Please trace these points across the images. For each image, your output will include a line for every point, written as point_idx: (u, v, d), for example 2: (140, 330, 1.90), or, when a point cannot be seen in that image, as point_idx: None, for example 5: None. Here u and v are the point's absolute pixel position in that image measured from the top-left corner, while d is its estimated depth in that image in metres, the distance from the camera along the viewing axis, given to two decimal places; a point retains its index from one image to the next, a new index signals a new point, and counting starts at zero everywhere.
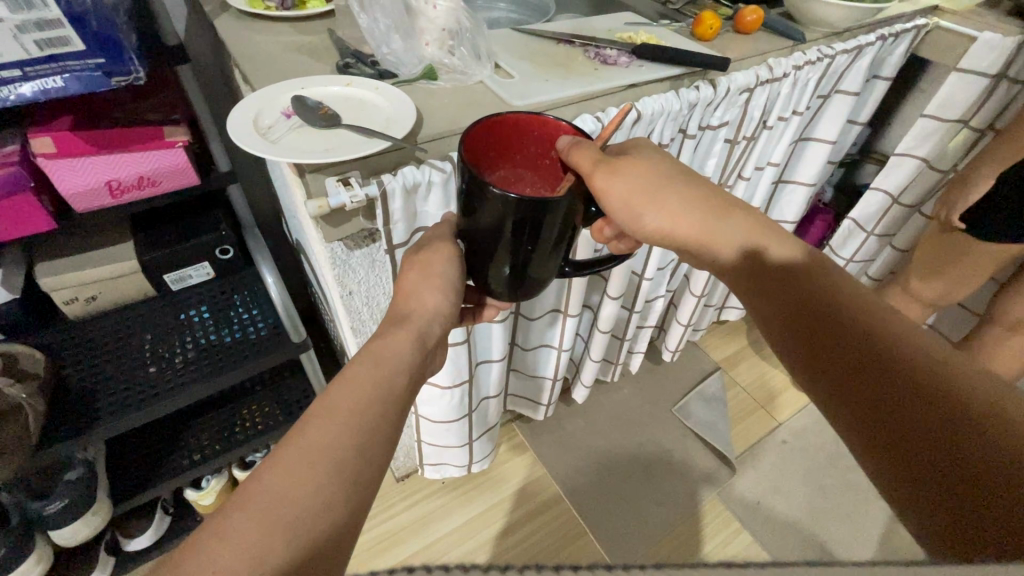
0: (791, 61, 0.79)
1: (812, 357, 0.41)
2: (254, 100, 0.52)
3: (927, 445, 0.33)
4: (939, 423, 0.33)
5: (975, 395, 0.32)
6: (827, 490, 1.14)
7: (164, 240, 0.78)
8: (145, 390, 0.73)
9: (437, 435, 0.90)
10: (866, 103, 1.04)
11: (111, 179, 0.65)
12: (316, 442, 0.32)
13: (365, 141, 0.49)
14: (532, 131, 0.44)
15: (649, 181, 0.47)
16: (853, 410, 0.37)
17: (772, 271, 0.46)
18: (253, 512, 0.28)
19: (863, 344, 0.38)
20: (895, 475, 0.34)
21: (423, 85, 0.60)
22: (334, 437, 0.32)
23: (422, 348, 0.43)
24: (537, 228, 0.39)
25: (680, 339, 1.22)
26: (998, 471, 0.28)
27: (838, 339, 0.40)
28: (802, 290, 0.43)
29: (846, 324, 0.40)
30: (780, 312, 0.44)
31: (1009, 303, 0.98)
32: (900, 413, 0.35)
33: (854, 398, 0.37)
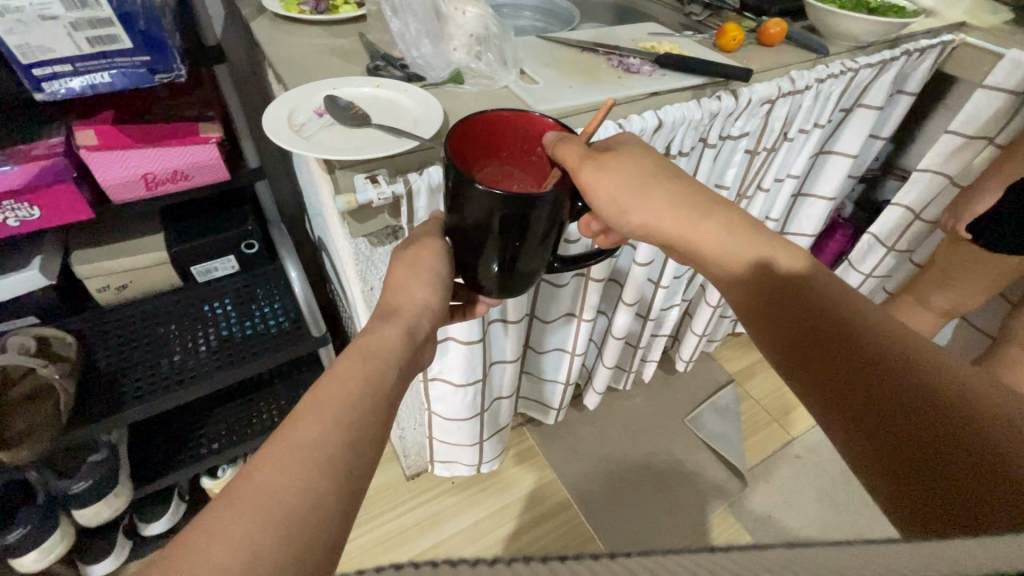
0: (814, 73, 0.79)
1: (809, 357, 0.41)
2: (290, 98, 0.54)
3: (935, 457, 0.33)
4: (945, 435, 0.32)
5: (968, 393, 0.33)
6: (840, 507, 1.12)
7: (194, 233, 0.80)
8: (170, 376, 0.76)
9: (448, 433, 0.91)
10: (890, 118, 1.03)
11: (147, 172, 0.68)
12: (317, 433, 0.33)
13: (393, 140, 0.50)
14: (518, 128, 0.45)
15: (637, 176, 0.47)
16: (856, 420, 0.37)
17: (775, 278, 0.45)
18: (247, 509, 0.28)
19: (860, 343, 0.39)
20: (898, 487, 0.34)
21: (450, 89, 0.61)
22: (329, 435, 0.33)
23: (410, 341, 0.43)
24: (523, 225, 0.40)
25: (694, 348, 1.21)
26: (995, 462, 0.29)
27: (833, 336, 0.40)
28: (806, 298, 0.43)
29: (842, 323, 0.40)
30: (783, 319, 0.43)
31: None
32: (906, 424, 0.34)
33: (858, 408, 0.37)
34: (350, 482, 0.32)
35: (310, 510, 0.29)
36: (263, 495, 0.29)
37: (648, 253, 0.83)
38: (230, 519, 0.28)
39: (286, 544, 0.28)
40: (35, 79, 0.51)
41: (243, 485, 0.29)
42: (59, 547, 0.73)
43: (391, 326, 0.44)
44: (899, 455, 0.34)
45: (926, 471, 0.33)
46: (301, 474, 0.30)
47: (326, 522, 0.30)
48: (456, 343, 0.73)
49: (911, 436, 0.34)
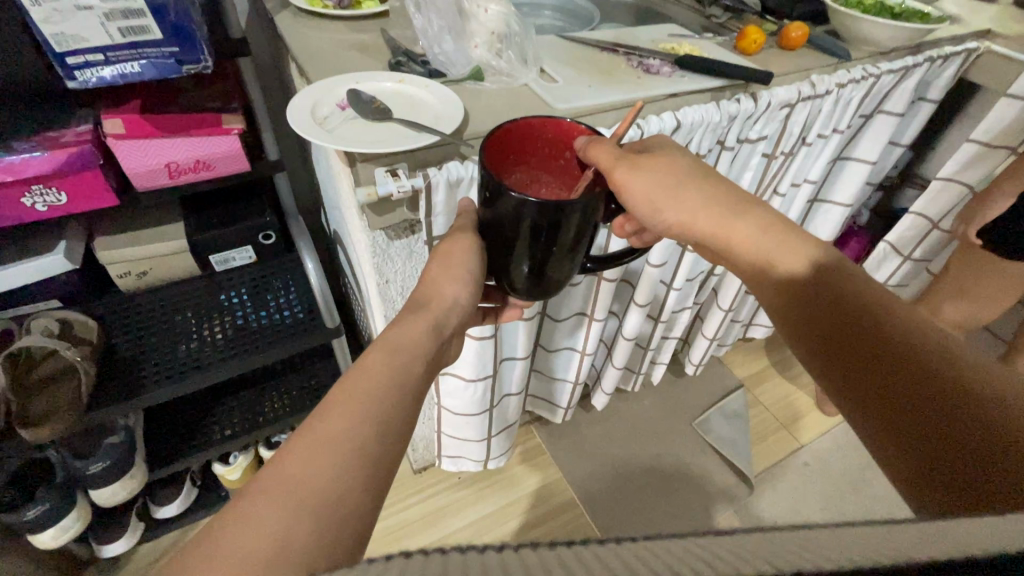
0: (835, 78, 0.78)
1: (830, 357, 0.42)
2: (313, 91, 0.55)
3: (960, 453, 0.32)
4: (968, 432, 0.32)
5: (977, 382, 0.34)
6: (848, 516, 1.11)
7: (213, 222, 0.82)
8: (187, 362, 0.77)
9: (457, 427, 0.91)
10: (910, 125, 1.02)
11: (170, 161, 0.69)
12: (339, 424, 0.33)
13: (414, 135, 0.51)
14: (548, 134, 0.45)
15: (669, 178, 0.48)
16: (880, 419, 0.37)
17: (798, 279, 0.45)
18: (275, 495, 0.28)
19: (875, 340, 0.39)
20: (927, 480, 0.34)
21: (470, 86, 0.62)
22: (354, 426, 0.33)
23: (437, 334, 0.44)
24: (554, 229, 0.40)
25: (704, 352, 1.21)
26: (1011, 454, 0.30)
27: (849, 337, 0.41)
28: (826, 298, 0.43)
29: (855, 321, 0.41)
30: (806, 321, 0.44)
31: None
32: (927, 421, 0.35)
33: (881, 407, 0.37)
34: (371, 472, 0.32)
35: (336, 498, 0.30)
36: (284, 485, 0.29)
37: (662, 254, 0.83)
38: (258, 505, 0.28)
39: (315, 530, 0.28)
40: (68, 67, 0.52)
41: (271, 472, 0.30)
42: (75, 526, 0.75)
43: (410, 319, 0.45)
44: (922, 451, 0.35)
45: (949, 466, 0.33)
46: (324, 462, 0.31)
47: (352, 512, 0.30)
48: (469, 339, 0.74)
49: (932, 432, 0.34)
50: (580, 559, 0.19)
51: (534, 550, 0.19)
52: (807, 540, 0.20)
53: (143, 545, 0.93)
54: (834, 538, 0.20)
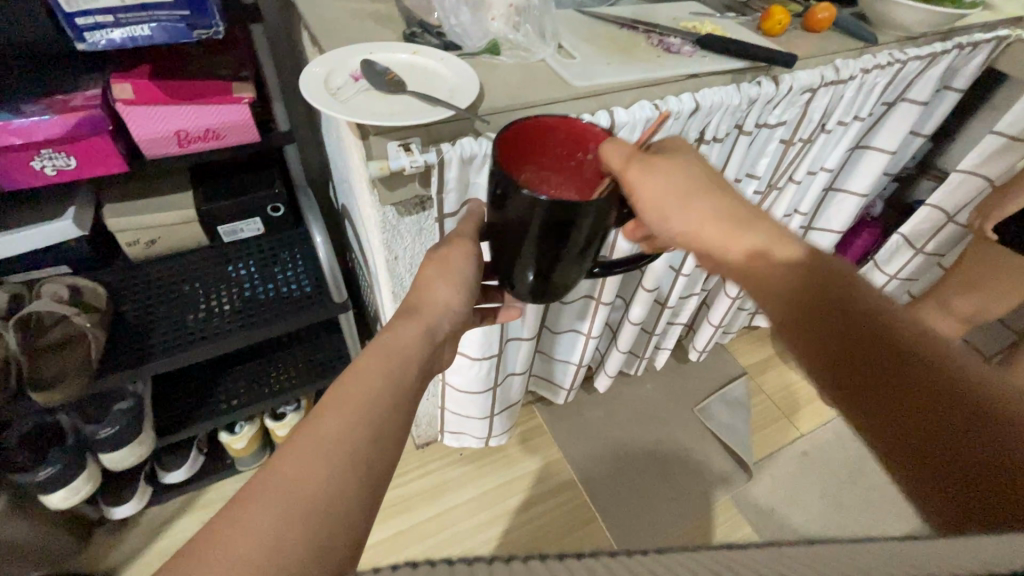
0: (860, 63, 0.76)
1: (831, 361, 0.40)
2: (326, 60, 0.54)
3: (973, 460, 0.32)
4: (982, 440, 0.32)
5: (990, 388, 0.33)
6: (845, 505, 1.13)
7: (221, 193, 0.81)
8: (195, 332, 0.78)
9: (461, 405, 0.92)
10: (933, 115, 1.00)
11: (180, 129, 0.68)
12: (336, 427, 0.34)
13: (429, 109, 0.50)
14: (559, 131, 0.44)
15: (682, 182, 0.47)
16: (886, 426, 0.36)
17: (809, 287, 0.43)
18: (270, 501, 0.29)
19: (881, 339, 0.38)
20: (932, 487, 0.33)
21: (486, 60, 0.60)
22: (349, 430, 0.34)
23: (429, 337, 0.44)
24: (565, 232, 0.39)
25: (709, 339, 1.21)
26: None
27: (857, 333, 0.39)
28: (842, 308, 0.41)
29: (857, 317, 0.40)
30: (813, 327, 0.41)
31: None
32: (944, 431, 0.34)
33: (903, 430, 0.35)
34: (363, 477, 0.33)
35: (330, 504, 0.30)
36: (284, 491, 0.30)
37: (674, 240, 0.82)
38: (254, 511, 0.29)
39: (308, 539, 0.29)
40: (78, 29, 0.51)
41: (268, 474, 0.31)
42: (85, 489, 0.77)
43: (411, 319, 0.45)
44: (950, 480, 0.32)
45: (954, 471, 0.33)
46: (319, 467, 0.31)
47: (346, 518, 0.31)
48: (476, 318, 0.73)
49: (950, 447, 0.33)
50: (588, 570, 0.19)
51: (542, 560, 0.20)
52: (818, 549, 0.20)
53: (151, 508, 0.96)
54: (839, 549, 0.20)
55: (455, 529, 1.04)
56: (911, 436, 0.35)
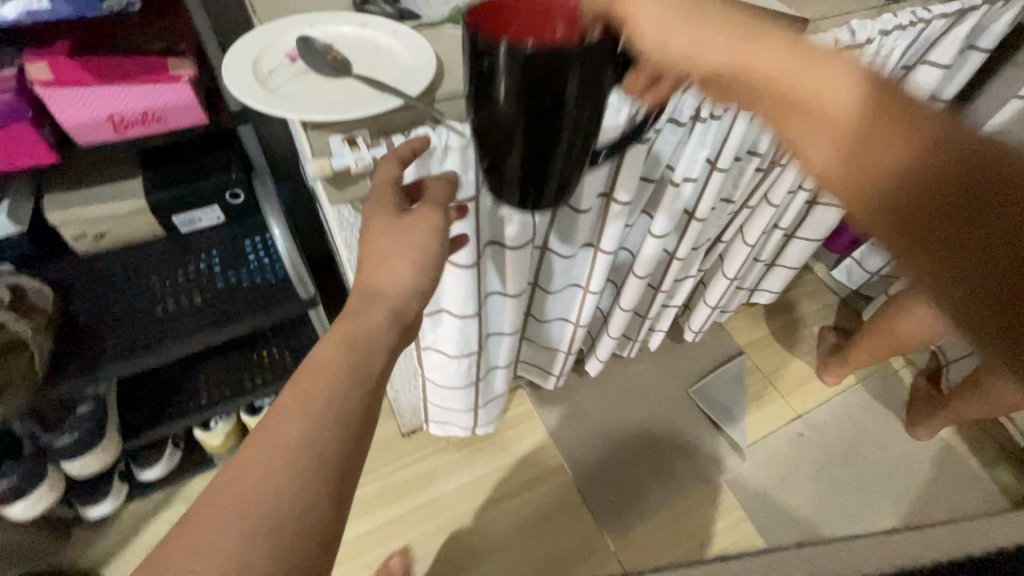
0: (878, 24, 0.68)
1: (916, 233, 0.49)
2: (258, 37, 0.46)
3: (951, 247, 0.47)
4: (954, 221, 0.47)
5: (956, 174, 0.47)
6: (838, 487, 1.11)
7: (172, 179, 0.74)
8: (153, 334, 0.73)
9: (443, 398, 0.88)
10: (956, 77, 0.91)
11: (113, 112, 0.61)
12: (300, 428, 0.36)
13: (375, 96, 0.43)
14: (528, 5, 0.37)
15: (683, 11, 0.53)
16: (921, 238, 0.48)
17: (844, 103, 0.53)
18: (232, 509, 0.32)
19: (916, 174, 0.49)
20: (947, 278, 0.47)
21: (449, 31, 0.52)
22: (313, 431, 0.36)
23: None
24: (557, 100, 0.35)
25: (705, 319, 1.16)
26: (992, 245, 0.45)
27: (910, 184, 0.49)
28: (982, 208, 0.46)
29: (913, 170, 0.49)
30: (867, 176, 0.52)
31: None
32: (949, 231, 0.47)
33: (941, 251, 0.47)
34: (326, 473, 0.35)
35: (299, 507, 0.33)
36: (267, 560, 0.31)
37: (666, 223, 0.77)
38: (213, 527, 0.32)
39: None
40: None
41: (228, 487, 0.33)
42: (48, 499, 0.73)
43: None
44: (961, 256, 0.47)
45: (958, 262, 0.47)
46: (284, 469, 0.34)
47: (313, 518, 0.34)
48: (450, 315, 0.68)
49: (961, 257, 0.46)
50: None
51: None
52: None
53: (131, 504, 0.94)
54: None
55: (442, 519, 1.03)
56: (920, 247, 0.48)
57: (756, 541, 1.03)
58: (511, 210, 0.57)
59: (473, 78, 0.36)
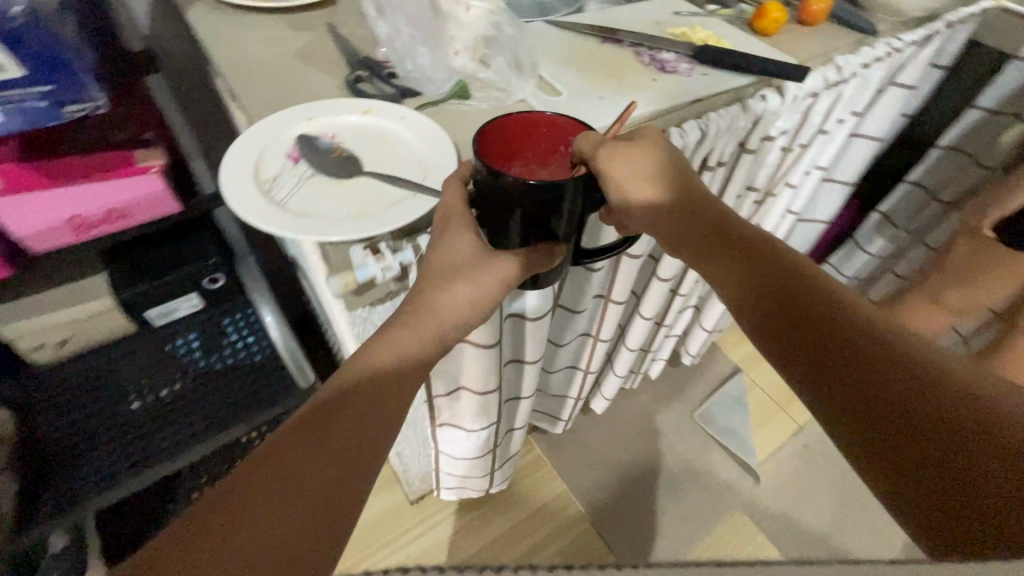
0: (860, 59, 0.69)
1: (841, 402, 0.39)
2: (253, 136, 0.42)
3: (894, 424, 0.37)
4: (894, 391, 0.38)
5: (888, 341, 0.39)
6: (850, 497, 1.12)
7: (143, 271, 0.67)
8: (139, 450, 0.68)
9: (458, 467, 0.83)
10: (918, 95, 0.95)
11: (75, 215, 0.54)
12: (348, 421, 0.33)
13: (403, 201, 0.39)
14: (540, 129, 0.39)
15: (643, 161, 0.42)
16: (853, 410, 0.39)
17: (763, 273, 0.45)
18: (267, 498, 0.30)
19: (840, 329, 0.40)
20: (894, 468, 0.36)
21: (454, 107, 0.49)
22: (360, 423, 0.34)
23: None
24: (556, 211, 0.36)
25: (702, 343, 1.16)
26: (932, 432, 0.35)
27: (831, 336, 0.41)
28: (939, 437, 0.35)
29: (831, 323, 0.41)
30: (784, 319, 0.43)
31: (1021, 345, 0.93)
32: (878, 401, 0.38)
33: (878, 426, 0.37)
34: (362, 473, 0.33)
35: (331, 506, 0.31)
36: None
37: (673, 267, 0.75)
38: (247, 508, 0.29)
39: None
40: None
41: (268, 468, 0.31)
42: None
43: None
44: (893, 445, 0.37)
45: (892, 443, 0.37)
46: (326, 472, 0.32)
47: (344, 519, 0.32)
48: (470, 393, 0.64)
49: (898, 439, 0.36)
50: None
51: None
52: None
53: None
54: None
55: None
56: (856, 420, 0.38)
57: None
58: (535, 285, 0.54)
59: (478, 189, 0.37)
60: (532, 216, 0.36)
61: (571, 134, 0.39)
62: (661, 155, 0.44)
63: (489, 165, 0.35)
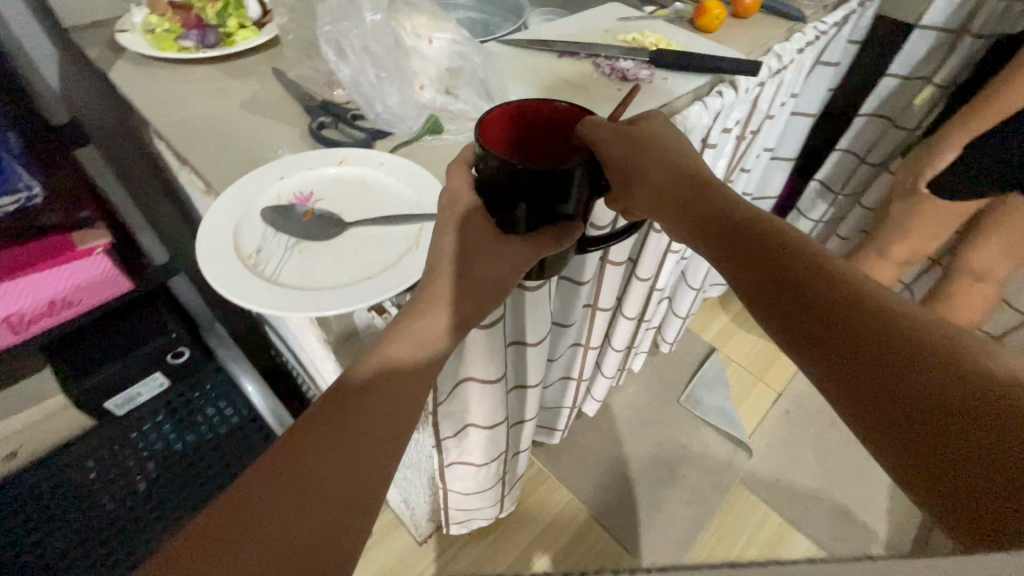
0: (795, 45, 0.73)
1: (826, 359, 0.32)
2: (224, 208, 0.38)
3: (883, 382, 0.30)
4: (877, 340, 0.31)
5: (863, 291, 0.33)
6: (836, 452, 1.18)
7: (97, 358, 0.62)
8: (121, 550, 0.66)
9: (468, 501, 0.81)
10: (841, 69, 1.01)
11: (12, 314, 0.48)
12: (377, 412, 0.30)
13: (411, 247, 0.37)
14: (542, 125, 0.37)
15: (647, 148, 0.41)
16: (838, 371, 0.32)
17: (743, 224, 0.38)
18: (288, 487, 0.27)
19: (815, 278, 0.34)
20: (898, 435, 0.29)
21: (429, 143, 0.47)
22: (382, 417, 0.31)
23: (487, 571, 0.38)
24: (566, 194, 0.32)
25: (677, 330, 1.19)
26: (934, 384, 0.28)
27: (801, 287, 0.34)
28: (992, 414, 0.26)
29: (799, 275, 0.34)
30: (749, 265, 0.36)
31: (962, 284, 1.02)
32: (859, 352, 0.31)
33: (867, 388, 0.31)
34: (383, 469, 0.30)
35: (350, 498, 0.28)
36: None
37: (652, 266, 0.77)
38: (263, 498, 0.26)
39: None
40: None
41: (298, 453, 0.28)
42: None
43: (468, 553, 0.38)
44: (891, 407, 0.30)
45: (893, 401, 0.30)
46: (350, 459, 0.29)
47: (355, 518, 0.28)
48: (477, 428, 0.62)
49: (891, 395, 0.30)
50: None
51: None
52: None
53: None
54: None
55: None
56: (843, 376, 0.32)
57: (789, 530, 1.06)
58: (534, 312, 0.53)
59: (483, 173, 0.33)
60: (540, 201, 0.32)
61: (575, 124, 0.37)
62: (670, 143, 0.43)
63: (491, 156, 0.31)
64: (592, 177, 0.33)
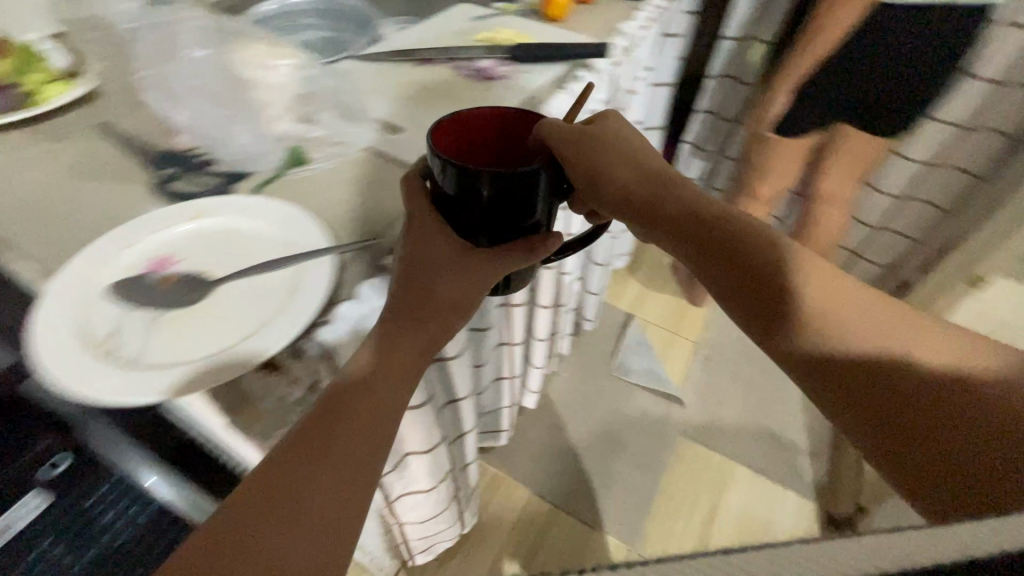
0: (641, 21, 0.77)
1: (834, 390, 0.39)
2: (60, 292, 0.33)
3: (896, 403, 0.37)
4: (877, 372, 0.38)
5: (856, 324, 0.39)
6: (753, 383, 1.29)
7: None
8: None
9: (427, 528, 0.78)
10: (686, 38, 1.09)
11: None
12: (354, 432, 0.34)
13: (291, 296, 0.35)
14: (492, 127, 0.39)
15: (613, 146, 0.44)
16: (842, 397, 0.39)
17: (718, 243, 0.42)
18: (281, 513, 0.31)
19: (819, 315, 0.40)
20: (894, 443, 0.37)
21: (294, 176, 0.45)
22: (354, 440, 0.34)
23: None
24: (529, 198, 0.34)
25: (595, 306, 1.23)
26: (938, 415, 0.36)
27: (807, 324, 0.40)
28: (975, 421, 0.35)
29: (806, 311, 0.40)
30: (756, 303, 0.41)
31: (822, 213, 1.15)
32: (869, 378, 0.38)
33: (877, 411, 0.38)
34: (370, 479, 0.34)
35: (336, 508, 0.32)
36: None
37: None
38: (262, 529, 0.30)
39: None
40: None
41: (283, 473, 0.32)
42: None
43: None
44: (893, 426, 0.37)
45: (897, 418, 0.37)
46: (337, 475, 0.33)
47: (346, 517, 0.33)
48: (415, 456, 0.60)
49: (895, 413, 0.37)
50: None
51: None
52: None
53: None
54: None
55: None
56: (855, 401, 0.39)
57: (729, 466, 1.14)
58: None
59: (446, 182, 0.34)
60: (505, 206, 0.34)
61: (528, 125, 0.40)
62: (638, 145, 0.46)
63: (455, 163, 0.32)
64: (555, 178, 0.35)
